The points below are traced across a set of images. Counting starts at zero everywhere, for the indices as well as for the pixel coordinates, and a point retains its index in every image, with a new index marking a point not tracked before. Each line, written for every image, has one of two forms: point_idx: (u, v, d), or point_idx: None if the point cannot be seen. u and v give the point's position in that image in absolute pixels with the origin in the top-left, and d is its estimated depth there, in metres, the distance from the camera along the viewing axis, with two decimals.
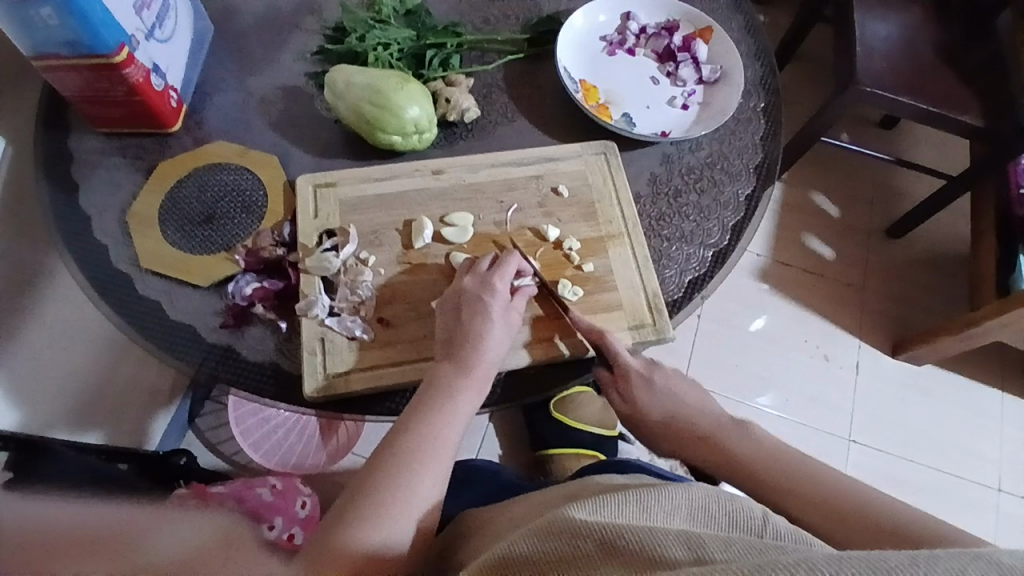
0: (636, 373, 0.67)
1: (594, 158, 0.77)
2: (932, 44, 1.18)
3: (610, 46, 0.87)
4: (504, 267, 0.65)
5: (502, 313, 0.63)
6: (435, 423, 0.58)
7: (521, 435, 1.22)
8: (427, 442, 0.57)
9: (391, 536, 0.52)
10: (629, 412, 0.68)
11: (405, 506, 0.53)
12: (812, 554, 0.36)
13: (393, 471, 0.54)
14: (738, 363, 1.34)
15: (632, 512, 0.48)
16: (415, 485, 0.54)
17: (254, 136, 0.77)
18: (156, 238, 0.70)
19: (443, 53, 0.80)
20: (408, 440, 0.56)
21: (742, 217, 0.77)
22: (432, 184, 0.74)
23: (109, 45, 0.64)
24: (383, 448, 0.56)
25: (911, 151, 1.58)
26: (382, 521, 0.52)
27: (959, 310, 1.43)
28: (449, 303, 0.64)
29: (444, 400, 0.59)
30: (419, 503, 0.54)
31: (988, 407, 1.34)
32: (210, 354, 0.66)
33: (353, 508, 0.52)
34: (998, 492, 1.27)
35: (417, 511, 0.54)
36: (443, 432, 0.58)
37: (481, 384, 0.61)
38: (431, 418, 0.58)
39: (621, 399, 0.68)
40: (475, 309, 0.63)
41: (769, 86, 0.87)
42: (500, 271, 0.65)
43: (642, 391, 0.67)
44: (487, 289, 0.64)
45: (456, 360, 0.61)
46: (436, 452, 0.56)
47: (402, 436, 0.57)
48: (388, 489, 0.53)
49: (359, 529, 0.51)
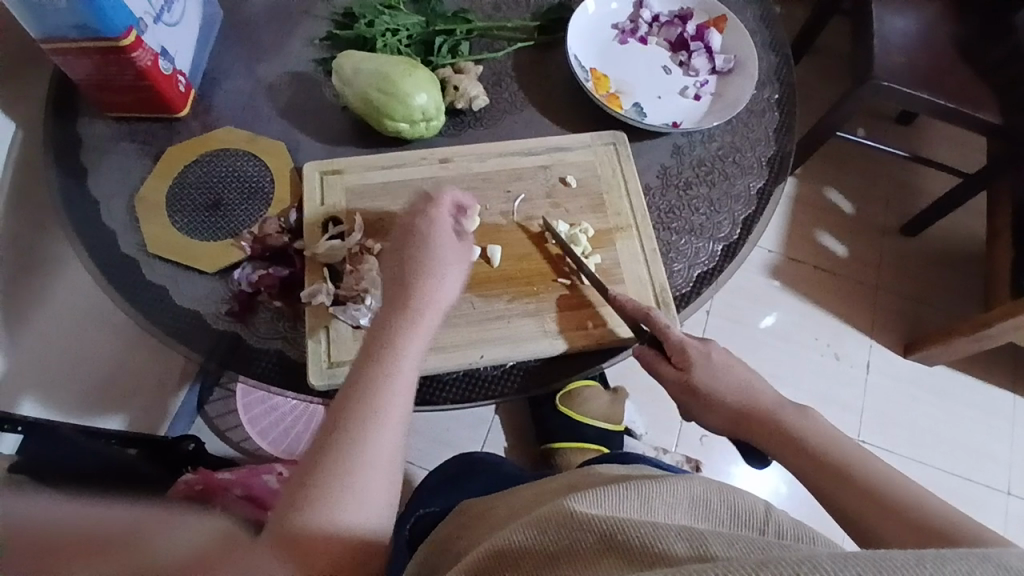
0: (690, 346, 0.63)
1: (604, 149, 0.76)
2: (952, 38, 1.15)
3: (622, 35, 0.85)
4: (439, 228, 0.63)
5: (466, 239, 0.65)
6: (375, 384, 0.54)
7: (528, 428, 1.22)
8: (370, 404, 0.52)
9: (346, 509, 0.48)
10: (684, 386, 0.64)
11: (356, 474, 0.49)
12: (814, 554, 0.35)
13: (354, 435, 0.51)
14: (746, 360, 1.33)
15: (634, 505, 0.48)
16: (363, 452, 0.50)
17: (260, 123, 0.77)
18: (163, 224, 0.70)
19: (452, 40, 0.79)
20: (349, 405, 0.52)
21: (753, 210, 0.76)
22: (439, 172, 0.74)
23: (116, 28, 0.63)
24: (325, 420, 0.52)
25: (928, 147, 1.55)
26: (334, 493, 0.48)
27: (973, 310, 1.40)
28: (399, 239, 0.64)
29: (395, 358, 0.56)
30: (372, 469, 0.50)
31: (1001, 409, 1.32)
32: (216, 340, 0.66)
33: (298, 489, 0.49)
34: (1007, 495, 1.25)
35: (371, 479, 0.50)
36: (386, 392, 0.53)
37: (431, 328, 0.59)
38: (372, 379, 0.54)
39: (677, 374, 0.64)
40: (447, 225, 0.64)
41: (783, 77, 0.85)
42: (438, 226, 0.63)
43: (701, 367, 0.63)
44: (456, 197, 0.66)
45: (396, 312, 0.58)
46: (381, 412, 0.52)
47: (344, 402, 0.53)
48: (335, 460, 0.49)
49: (304, 507, 0.47)
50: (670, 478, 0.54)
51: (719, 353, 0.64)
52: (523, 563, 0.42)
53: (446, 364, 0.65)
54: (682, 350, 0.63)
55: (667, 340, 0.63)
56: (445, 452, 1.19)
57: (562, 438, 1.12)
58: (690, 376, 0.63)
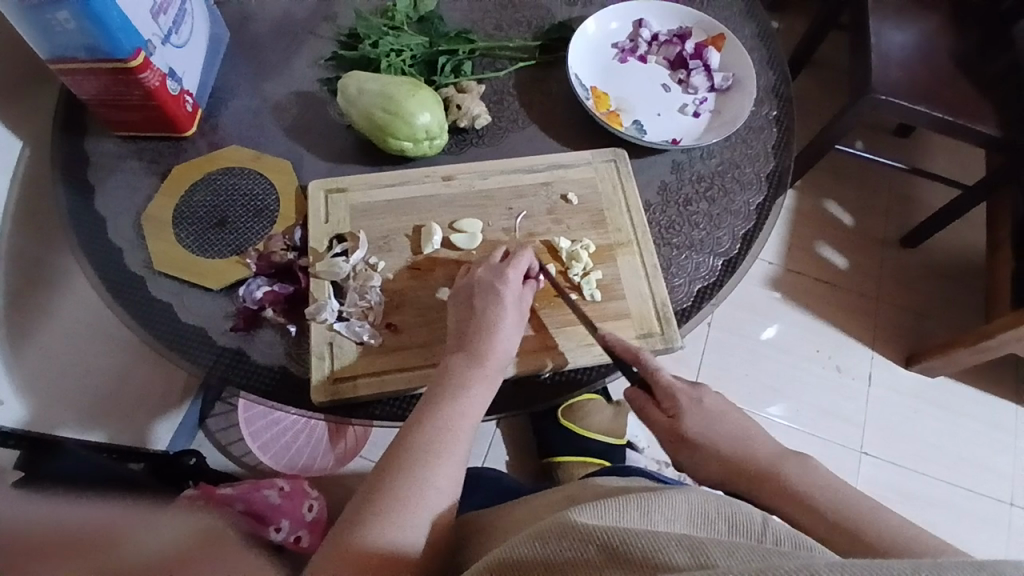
0: (678, 390, 0.63)
1: (605, 166, 0.77)
2: (948, 52, 1.17)
3: (622, 54, 0.87)
4: (505, 283, 0.64)
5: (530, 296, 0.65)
6: (442, 419, 0.57)
7: (529, 442, 1.22)
8: (438, 433, 0.56)
9: (409, 529, 0.51)
10: (675, 435, 0.63)
11: (420, 495, 0.52)
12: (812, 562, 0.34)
13: (406, 471, 0.53)
14: (748, 373, 1.33)
15: (634, 518, 0.48)
16: (413, 486, 0.53)
17: (266, 141, 0.78)
18: (170, 241, 0.71)
19: (454, 59, 0.81)
20: (418, 432, 0.56)
21: (753, 225, 0.76)
22: (442, 189, 0.74)
23: (125, 50, 0.65)
24: (395, 443, 0.56)
25: (926, 160, 1.57)
26: (399, 515, 0.51)
27: (973, 322, 1.41)
28: (462, 292, 0.65)
29: (453, 402, 0.58)
30: (435, 495, 0.53)
31: (1003, 421, 1.32)
32: (220, 356, 0.66)
33: (368, 504, 0.52)
34: (1011, 507, 1.25)
35: (432, 504, 0.53)
36: (452, 423, 0.57)
37: (494, 377, 0.60)
38: (439, 409, 0.57)
39: (668, 421, 0.63)
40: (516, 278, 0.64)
41: (781, 94, 0.87)
42: (505, 280, 0.64)
43: (692, 413, 0.62)
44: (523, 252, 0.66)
45: (466, 350, 0.61)
46: (447, 442, 0.55)
47: (412, 428, 0.56)
48: (402, 483, 0.52)
49: (371, 523, 0.50)
50: (669, 490, 0.54)
51: (711, 399, 0.63)
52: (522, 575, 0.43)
53: None
54: (671, 394, 0.62)
55: (657, 382, 0.63)
56: None
57: (564, 453, 1.12)
58: (681, 423, 0.62)
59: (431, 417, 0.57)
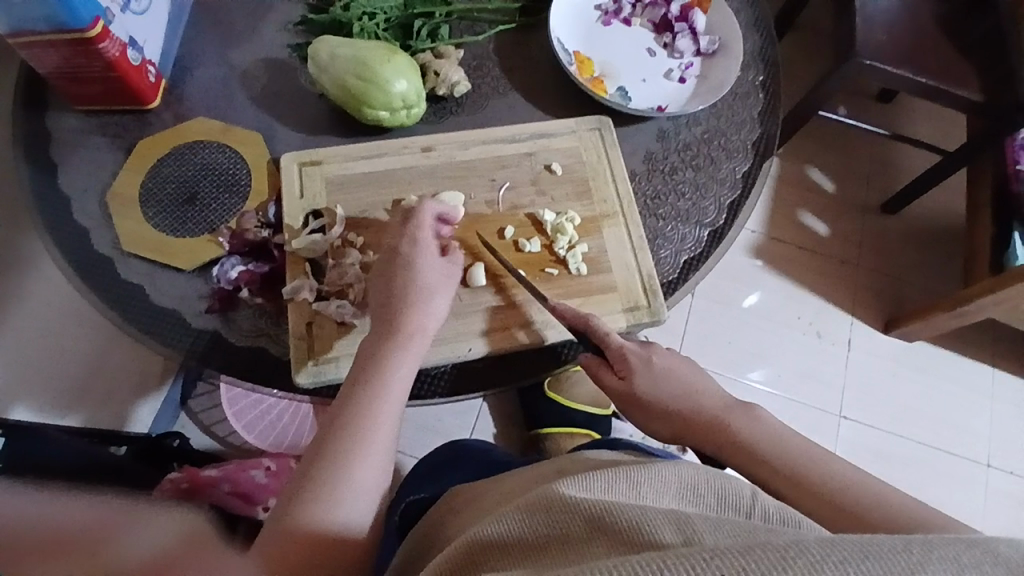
0: (630, 353, 0.61)
1: (589, 135, 0.75)
2: (933, 14, 1.15)
3: (605, 16, 0.84)
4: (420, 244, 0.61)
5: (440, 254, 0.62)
6: (372, 386, 0.55)
7: (516, 413, 1.22)
8: (373, 404, 0.54)
9: (345, 506, 0.50)
10: (627, 397, 0.62)
11: (358, 467, 0.52)
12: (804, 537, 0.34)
13: (341, 444, 0.52)
14: (731, 340, 1.34)
15: (623, 492, 0.48)
16: (350, 460, 0.52)
17: (235, 112, 0.74)
18: (138, 220, 0.68)
19: (431, 23, 0.77)
20: (353, 407, 0.54)
21: (739, 195, 0.75)
22: (421, 161, 0.72)
23: (82, 18, 0.60)
24: (327, 420, 0.54)
25: (908, 125, 1.57)
26: (334, 492, 0.50)
27: (951, 286, 1.43)
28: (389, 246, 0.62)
29: (381, 368, 0.56)
30: (371, 469, 0.52)
31: (979, 383, 1.35)
32: (196, 338, 0.64)
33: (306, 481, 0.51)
34: (986, 466, 1.29)
35: (369, 480, 0.52)
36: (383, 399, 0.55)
37: (420, 334, 0.59)
38: (372, 384, 0.55)
39: (618, 383, 0.62)
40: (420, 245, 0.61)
41: (768, 58, 0.85)
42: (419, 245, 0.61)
43: (642, 373, 0.61)
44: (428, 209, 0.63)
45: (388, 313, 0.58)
46: (380, 413, 0.54)
47: (348, 400, 0.55)
48: (337, 458, 0.52)
49: (312, 503, 0.50)
50: (658, 462, 0.54)
51: (661, 357, 0.62)
52: (507, 550, 0.42)
53: (435, 357, 0.64)
54: (622, 357, 0.61)
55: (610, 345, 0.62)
56: (434, 440, 1.19)
57: (551, 424, 1.12)
58: (631, 384, 0.61)
59: (360, 385, 0.55)
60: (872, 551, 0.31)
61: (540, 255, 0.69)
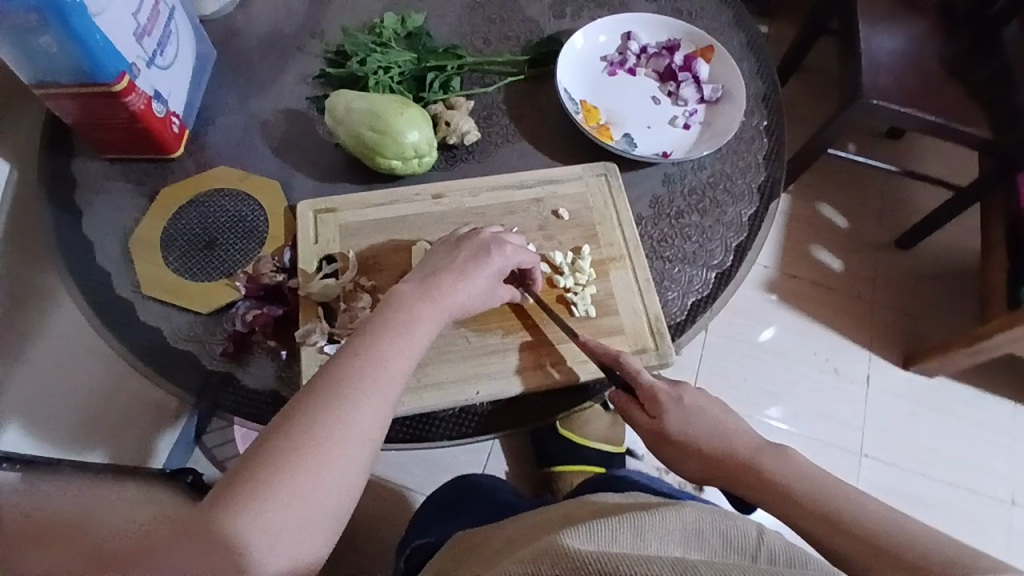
0: (661, 392, 0.62)
1: (596, 180, 0.76)
2: (938, 54, 1.17)
3: (610, 67, 0.87)
4: (484, 263, 0.63)
5: (483, 283, 0.62)
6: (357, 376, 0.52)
7: (528, 452, 1.21)
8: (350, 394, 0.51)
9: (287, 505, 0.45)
10: (658, 434, 0.63)
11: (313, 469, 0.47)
12: None
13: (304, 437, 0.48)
14: (745, 377, 1.33)
15: (627, 540, 0.48)
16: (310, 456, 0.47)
17: (255, 161, 0.78)
18: (158, 264, 0.70)
19: (443, 75, 0.81)
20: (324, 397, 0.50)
21: (745, 238, 0.76)
22: (433, 207, 0.74)
23: (109, 73, 0.64)
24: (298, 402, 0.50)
25: (917, 161, 1.57)
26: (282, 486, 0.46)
27: (969, 323, 1.41)
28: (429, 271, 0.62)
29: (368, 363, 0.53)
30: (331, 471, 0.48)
31: (1002, 422, 1.32)
32: (208, 381, 0.66)
33: (246, 462, 0.47)
34: (1013, 508, 1.24)
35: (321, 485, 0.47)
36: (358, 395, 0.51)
37: (433, 321, 0.58)
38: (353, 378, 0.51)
39: (649, 421, 0.63)
40: (455, 270, 0.61)
41: (771, 103, 0.86)
42: (482, 266, 0.62)
43: (673, 412, 0.62)
44: (498, 245, 0.64)
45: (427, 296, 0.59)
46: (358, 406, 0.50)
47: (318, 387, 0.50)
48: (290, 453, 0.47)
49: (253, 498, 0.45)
50: (665, 506, 0.53)
51: (691, 397, 0.63)
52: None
53: (442, 402, 0.65)
54: (653, 397, 0.62)
55: (638, 384, 0.63)
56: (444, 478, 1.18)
57: (563, 464, 1.11)
58: (663, 423, 0.62)
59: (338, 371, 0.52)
60: None
61: (550, 297, 0.70)
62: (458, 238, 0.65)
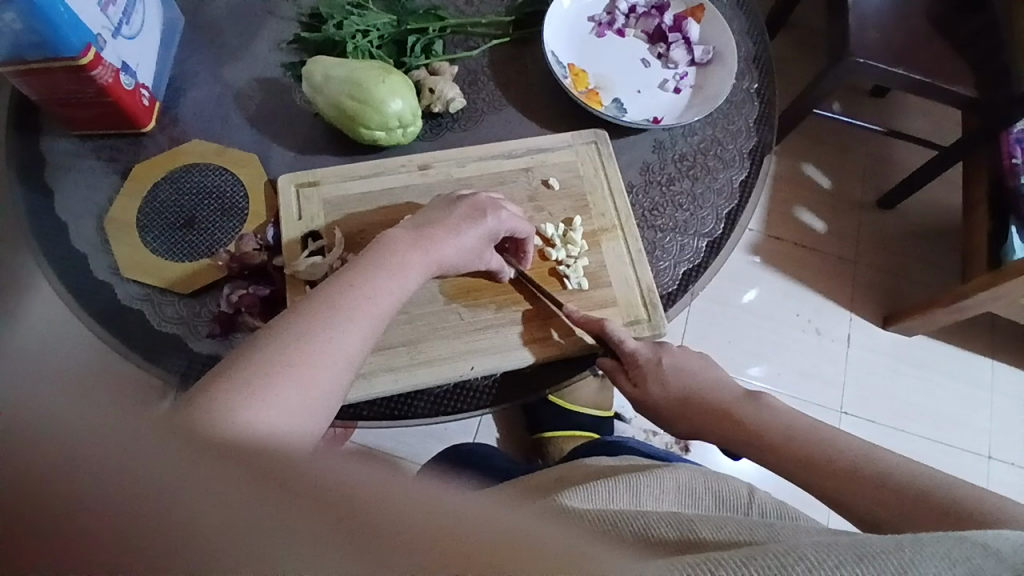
0: (642, 358, 0.63)
1: (585, 148, 0.75)
2: (925, 10, 1.15)
3: (599, 28, 0.84)
4: (476, 223, 0.62)
5: (473, 240, 0.62)
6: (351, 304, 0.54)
7: (519, 419, 1.22)
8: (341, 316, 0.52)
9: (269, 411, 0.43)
10: (640, 403, 0.64)
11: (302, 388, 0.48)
12: (801, 542, 0.35)
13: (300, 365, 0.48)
14: (731, 339, 1.34)
15: (624, 498, 0.49)
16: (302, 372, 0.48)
17: (231, 133, 0.74)
18: (136, 245, 0.68)
19: (425, 39, 0.77)
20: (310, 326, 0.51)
21: (736, 204, 0.75)
22: (419, 179, 0.72)
23: (75, 46, 0.60)
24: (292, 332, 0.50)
25: (902, 119, 1.57)
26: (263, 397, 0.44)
27: (950, 280, 1.43)
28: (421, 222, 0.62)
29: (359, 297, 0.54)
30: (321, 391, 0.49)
31: (978, 376, 1.36)
32: (195, 363, 0.64)
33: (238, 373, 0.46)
34: (987, 458, 1.29)
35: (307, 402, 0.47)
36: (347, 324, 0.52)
37: (427, 265, 0.59)
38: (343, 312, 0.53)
39: (632, 390, 0.64)
40: (448, 225, 0.61)
41: (762, 65, 0.85)
42: (474, 225, 0.62)
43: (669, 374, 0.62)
44: (492, 204, 0.64)
45: (415, 233, 0.60)
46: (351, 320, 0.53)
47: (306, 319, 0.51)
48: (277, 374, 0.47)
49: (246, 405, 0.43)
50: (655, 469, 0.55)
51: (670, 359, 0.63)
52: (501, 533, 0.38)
53: (435, 377, 0.65)
54: (635, 363, 0.63)
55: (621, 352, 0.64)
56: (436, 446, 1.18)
57: (554, 428, 1.11)
58: (643, 392, 0.63)
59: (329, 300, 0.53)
60: (865, 556, 0.31)
61: (541, 270, 0.69)
62: (452, 196, 0.64)
